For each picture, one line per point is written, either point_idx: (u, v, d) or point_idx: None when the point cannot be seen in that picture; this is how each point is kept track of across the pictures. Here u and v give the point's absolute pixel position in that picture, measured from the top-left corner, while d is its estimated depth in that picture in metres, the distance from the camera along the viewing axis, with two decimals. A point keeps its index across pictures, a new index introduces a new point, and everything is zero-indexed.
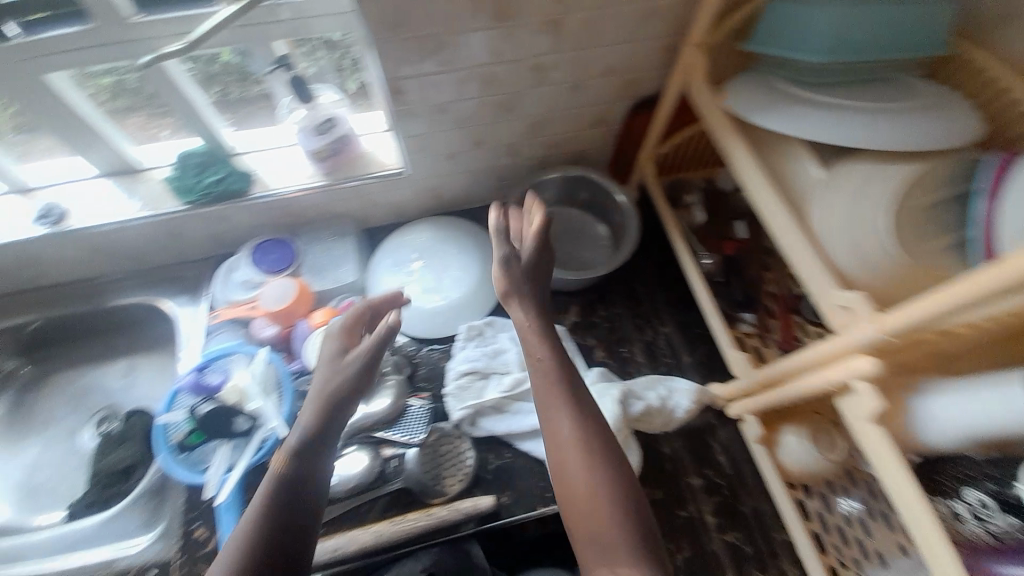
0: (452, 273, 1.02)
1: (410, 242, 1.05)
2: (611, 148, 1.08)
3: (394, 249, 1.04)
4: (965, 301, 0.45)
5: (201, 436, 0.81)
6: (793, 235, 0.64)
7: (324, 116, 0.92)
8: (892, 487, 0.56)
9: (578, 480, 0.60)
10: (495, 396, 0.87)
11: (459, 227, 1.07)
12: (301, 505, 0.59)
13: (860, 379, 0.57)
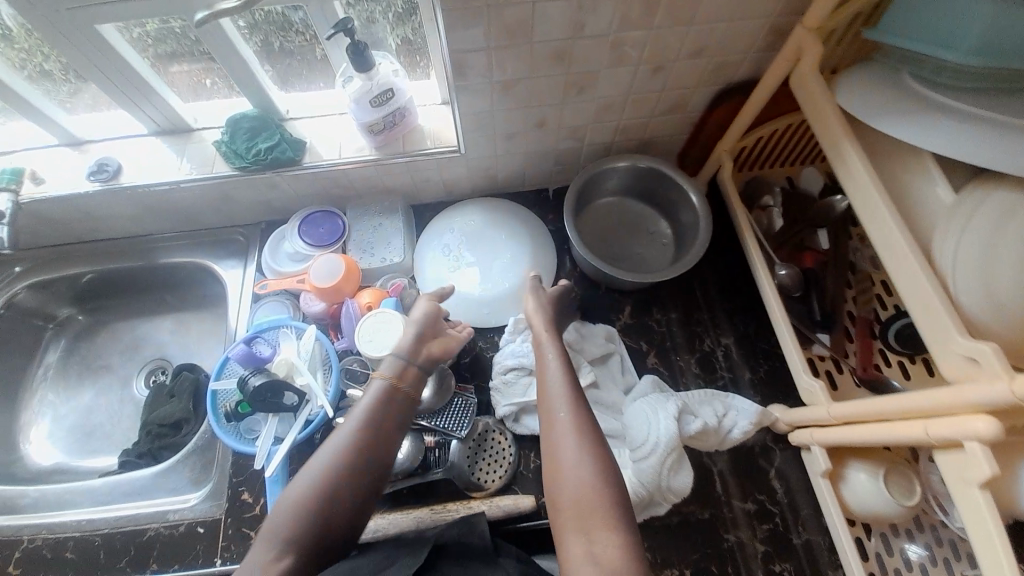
0: (503, 261, 0.97)
1: (461, 224, 1.00)
2: (683, 138, 0.98)
3: (446, 230, 1.00)
4: (989, 399, 0.48)
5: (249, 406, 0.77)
6: (911, 265, 0.56)
7: (384, 85, 0.83)
8: (987, 560, 0.50)
9: (573, 477, 0.63)
10: None
11: (513, 211, 1.01)
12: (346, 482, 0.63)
13: (974, 440, 0.50)
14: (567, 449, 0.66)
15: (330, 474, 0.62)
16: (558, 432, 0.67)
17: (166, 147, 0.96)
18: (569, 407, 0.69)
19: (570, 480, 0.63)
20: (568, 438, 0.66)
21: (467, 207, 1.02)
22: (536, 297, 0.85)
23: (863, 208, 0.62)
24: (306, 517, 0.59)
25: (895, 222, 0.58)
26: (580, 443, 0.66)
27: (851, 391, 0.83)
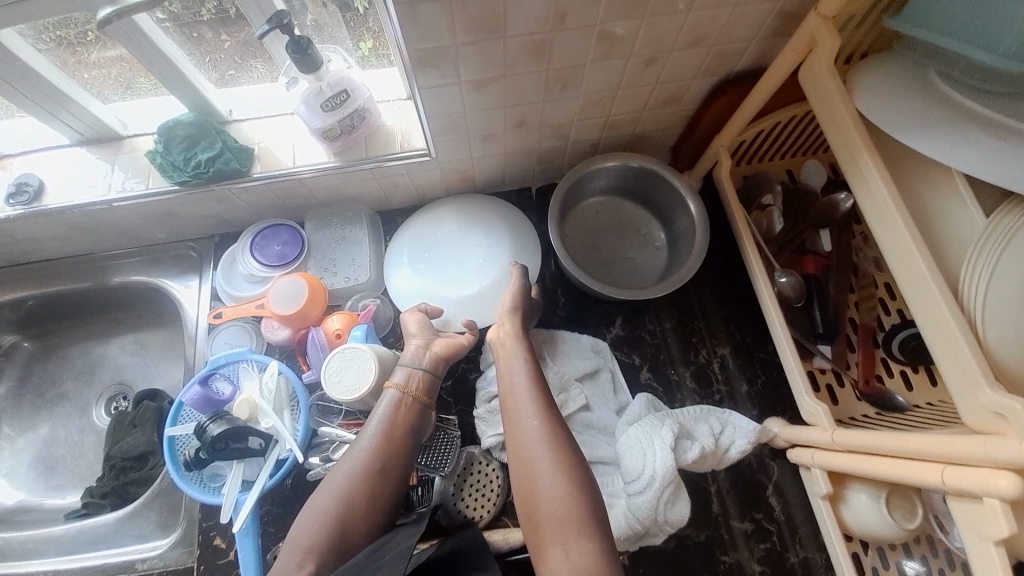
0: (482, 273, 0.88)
1: (435, 232, 0.90)
2: (678, 131, 0.89)
3: (421, 240, 0.90)
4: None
5: (208, 454, 0.70)
6: (934, 301, 0.50)
7: (338, 88, 0.74)
8: None
9: (547, 487, 0.60)
10: None
11: (493, 214, 0.91)
12: (354, 509, 0.62)
13: (997, 498, 0.46)
14: (538, 457, 0.62)
15: (348, 494, 0.62)
16: (527, 441, 0.64)
17: (91, 157, 0.85)
18: (538, 414, 0.66)
19: (543, 491, 0.60)
20: (537, 445, 0.63)
21: (440, 213, 0.92)
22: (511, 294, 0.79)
23: (880, 234, 0.55)
24: (324, 540, 0.59)
25: (921, 256, 0.51)
26: (551, 451, 0.63)
27: (852, 406, 0.79)
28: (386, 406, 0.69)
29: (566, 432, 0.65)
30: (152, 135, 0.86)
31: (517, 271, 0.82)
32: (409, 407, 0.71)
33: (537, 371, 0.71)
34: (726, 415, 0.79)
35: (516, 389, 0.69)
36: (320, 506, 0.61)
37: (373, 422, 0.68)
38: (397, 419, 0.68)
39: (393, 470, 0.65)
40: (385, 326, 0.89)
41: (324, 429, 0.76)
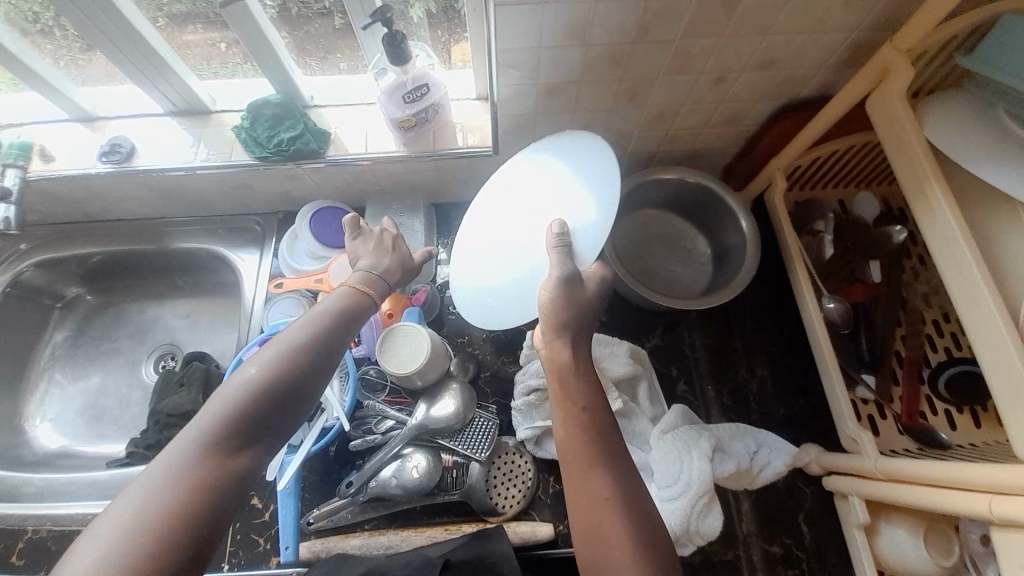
0: (529, 245, 0.70)
1: (474, 224, 0.78)
2: (734, 151, 0.91)
3: (459, 238, 0.79)
4: None
5: None
6: (999, 328, 0.51)
7: (419, 81, 0.78)
8: None
9: None
10: None
11: (539, 177, 0.72)
12: (280, 382, 0.56)
13: None
14: (612, 552, 0.53)
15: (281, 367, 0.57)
16: (597, 521, 0.55)
17: (180, 128, 0.91)
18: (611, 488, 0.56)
19: None
20: (610, 529, 0.54)
21: (481, 196, 0.78)
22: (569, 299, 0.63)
23: (945, 263, 0.56)
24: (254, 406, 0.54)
25: (987, 285, 0.52)
26: (629, 541, 0.53)
27: (892, 438, 0.77)
28: (341, 296, 0.66)
29: (642, 509, 0.56)
30: (238, 113, 0.92)
31: (554, 237, 0.63)
32: (357, 304, 0.67)
33: (604, 424, 0.60)
34: (764, 435, 0.79)
35: (579, 452, 0.58)
36: (173, 475, 0.49)
37: (325, 305, 0.65)
38: (345, 307, 0.65)
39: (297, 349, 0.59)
40: (433, 314, 0.92)
41: (370, 403, 0.81)
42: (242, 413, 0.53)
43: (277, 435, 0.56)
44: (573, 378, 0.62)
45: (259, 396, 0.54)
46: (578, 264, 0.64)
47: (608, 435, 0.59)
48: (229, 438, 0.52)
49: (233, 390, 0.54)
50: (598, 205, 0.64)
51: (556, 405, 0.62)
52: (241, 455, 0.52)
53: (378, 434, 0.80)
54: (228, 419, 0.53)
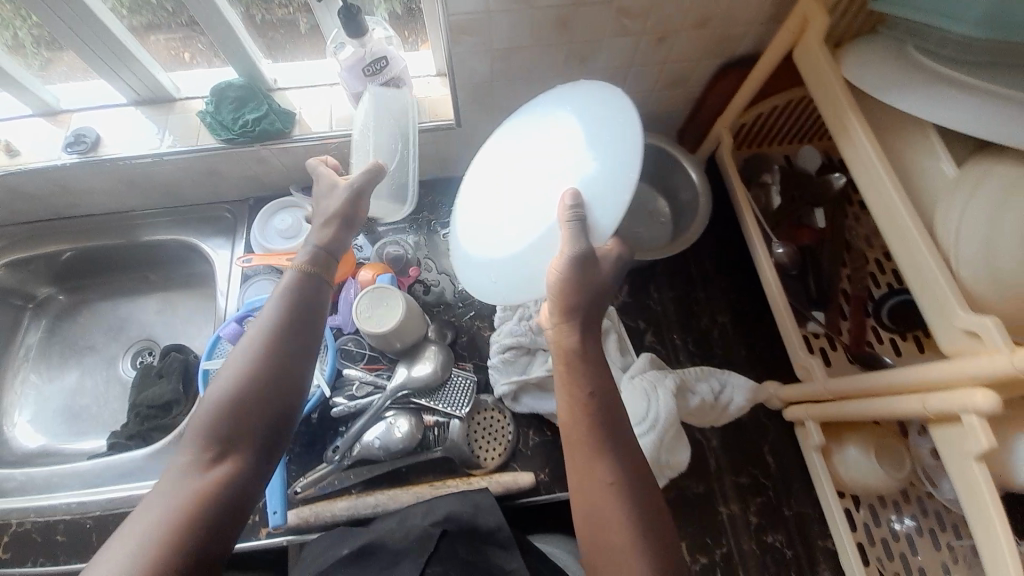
0: (542, 213, 0.68)
1: (487, 190, 0.77)
2: (685, 114, 0.97)
3: (473, 206, 0.79)
4: (1000, 373, 0.49)
5: None
6: (914, 237, 0.56)
7: (377, 55, 0.80)
8: (978, 530, 0.53)
9: None
10: (542, 373, 0.83)
11: (553, 143, 0.71)
12: (256, 385, 0.53)
13: (972, 414, 0.52)
14: (619, 542, 0.52)
15: (248, 371, 0.53)
16: (602, 514, 0.53)
17: (145, 117, 0.92)
18: (617, 475, 0.54)
19: None
20: (616, 518, 0.52)
21: (496, 163, 0.78)
22: (586, 274, 0.60)
23: (867, 187, 0.62)
24: (230, 416, 0.51)
25: (900, 200, 0.57)
26: (637, 532, 0.52)
27: (843, 367, 0.82)
28: (286, 285, 0.59)
29: (645, 490, 0.55)
30: (203, 99, 0.94)
31: (567, 208, 0.61)
32: (311, 287, 0.61)
33: (610, 411, 0.58)
34: (728, 375, 0.83)
35: (582, 441, 0.57)
36: (168, 494, 0.47)
37: (272, 298, 0.58)
38: (300, 293, 0.59)
39: (263, 350, 0.54)
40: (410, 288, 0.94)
41: (349, 372, 0.84)
42: (215, 421, 0.51)
43: (266, 436, 0.53)
44: (581, 365, 0.60)
45: (233, 406, 0.52)
46: (595, 241, 0.63)
47: (615, 420, 0.58)
48: (209, 450, 0.50)
49: (208, 405, 0.52)
50: (612, 176, 0.62)
51: (561, 389, 0.60)
52: (227, 461, 0.50)
53: (357, 399, 0.82)
54: (207, 429, 0.50)
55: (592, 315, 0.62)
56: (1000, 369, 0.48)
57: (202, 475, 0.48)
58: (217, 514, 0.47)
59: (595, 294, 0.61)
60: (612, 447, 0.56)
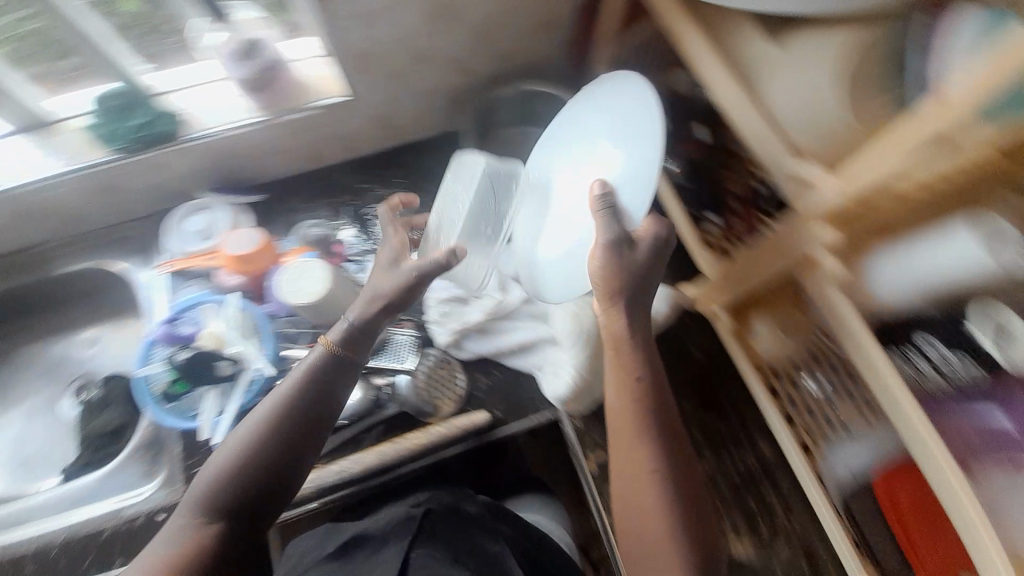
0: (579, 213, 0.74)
1: (559, 192, 0.79)
2: (564, 59, 1.04)
3: (538, 208, 0.81)
4: (839, 203, 0.53)
5: (185, 386, 0.79)
6: (748, 109, 0.62)
7: (251, 41, 0.89)
8: (854, 352, 0.58)
9: (648, 528, 0.61)
10: (479, 317, 0.87)
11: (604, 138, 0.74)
12: (261, 461, 0.61)
13: (823, 247, 0.57)
14: (645, 498, 0.63)
15: (254, 448, 0.61)
16: (635, 476, 0.64)
17: (33, 144, 0.92)
18: (657, 443, 0.64)
19: (641, 529, 0.62)
20: (651, 483, 0.63)
21: (562, 162, 0.80)
22: (607, 257, 0.64)
23: (708, 76, 0.65)
24: (233, 484, 0.60)
25: (732, 83, 0.64)
26: (665, 494, 0.62)
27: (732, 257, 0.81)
28: (312, 361, 0.66)
29: (677, 457, 0.65)
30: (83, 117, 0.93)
31: (595, 198, 0.65)
32: (335, 366, 0.67)
33: (660, 382, 0.68)
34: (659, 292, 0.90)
35: (627, 404, 0.67)
36: (174, 543, 0.58)
37: (296, 373, 0.66)
38: (323, 374, 0.66)
39: (271, 430, 0.62)
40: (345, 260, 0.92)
41: (291, 352, 0.81)
42: (218, 487, 0.60)
43: (261, 506, 0.61)
44: (626, 343, 0.68)
45: (235, 475, 0.60)
46: (630, 227, 0.66)
47: (659, 390, 0.68)
48: (214, 503, 0.59)
49: (215, 471, 0.61)
50: (636, 166, 0.66)
51: (612, 363, 0.69)
52: (215, 523, 0.59)
53: None
54: (208, 495, 0.60)
55: (643, 290, 0.68)
56: (837, 199, 0.52)
57: (203, 534, 0.58)
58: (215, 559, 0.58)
59: (642, 274, 0.66)
60: (652, 412, 0.66)
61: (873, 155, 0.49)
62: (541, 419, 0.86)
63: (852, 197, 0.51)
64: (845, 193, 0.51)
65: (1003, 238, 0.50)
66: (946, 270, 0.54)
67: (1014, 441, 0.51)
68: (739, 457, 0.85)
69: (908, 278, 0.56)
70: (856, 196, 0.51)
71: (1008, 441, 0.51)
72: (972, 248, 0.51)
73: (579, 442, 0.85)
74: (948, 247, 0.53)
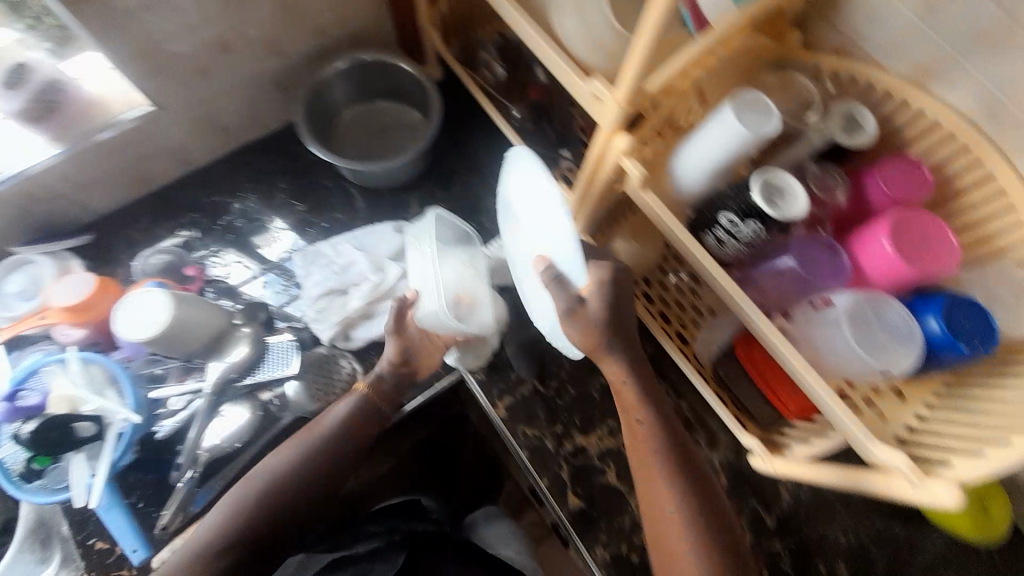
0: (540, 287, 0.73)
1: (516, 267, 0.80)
2: (385, 22, 1.01)
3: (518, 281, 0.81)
4: (620, 110, 0.61)
5: (47, 458, 0.72)
6: (538, 41, 0.67)
7: (11, 64, 0.76)
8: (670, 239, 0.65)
9: (666, 516, 0.65)
10: (359, 304, 0.86)
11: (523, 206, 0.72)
12: (274, 503, 0.65)
13: (625, 156, 0.64)
14: (655, 487, 0.66)
15: (266, 487, 0.66)
16: (642, 468, 0.68)
17: None
18: (660, 442, 0.68)
19: (663, 521, 0.65)
20: (659, 470, 0.66)
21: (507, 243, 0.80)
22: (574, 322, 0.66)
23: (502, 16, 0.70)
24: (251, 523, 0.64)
25: (520, 19, 0.68)
26: (671, 485, 0.65)
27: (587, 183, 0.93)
28: (349, 406, 0.73)
29: (686, 458, 0.67)
30: None
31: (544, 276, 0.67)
32: (370, 412, 0.74)
33: (659, 395, 0.71)
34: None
35: (627, 407, 0.71)
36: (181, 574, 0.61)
37: (331, 416, 0.72)
38: (354, 419, 0.72)
39: (289, 474, 0.67)
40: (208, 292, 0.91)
41: (158, 393, 0.80)
42: (227, 525, 0.63)
43: (267, 545, 0.65)
44: (603, 347, 0.69)
45: (245, 514, 0.64)
46: (576, 286, 0.67)
47: (662, 402, 0.70)
48: (235, 530, 0.63)
49: (225, 512, 0.64)
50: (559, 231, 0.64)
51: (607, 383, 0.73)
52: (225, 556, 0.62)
53: (178, 410, 0.80)
54: (219, 534, 0.63)
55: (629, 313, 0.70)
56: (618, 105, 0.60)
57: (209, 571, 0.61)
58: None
59: (624, 295, 0.68)
60: (649, 415, 0.69)
61: (630, 61, 0.56)
62: (445, 381, 0.88)
63: (626, 101, 0.59)
64: (620, 99, 0.59)
65: (761, 111, 0.60)
66: (719, 147, 0.62)
67: (806, 276, 0.61)
68: None
69: (695, 156, 0.65)
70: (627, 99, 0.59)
71: (804, 278, 0.62)
72: (730, 122, 0.60)
73: (486, 392, 0.86)
74: (717, 128, 0.62)
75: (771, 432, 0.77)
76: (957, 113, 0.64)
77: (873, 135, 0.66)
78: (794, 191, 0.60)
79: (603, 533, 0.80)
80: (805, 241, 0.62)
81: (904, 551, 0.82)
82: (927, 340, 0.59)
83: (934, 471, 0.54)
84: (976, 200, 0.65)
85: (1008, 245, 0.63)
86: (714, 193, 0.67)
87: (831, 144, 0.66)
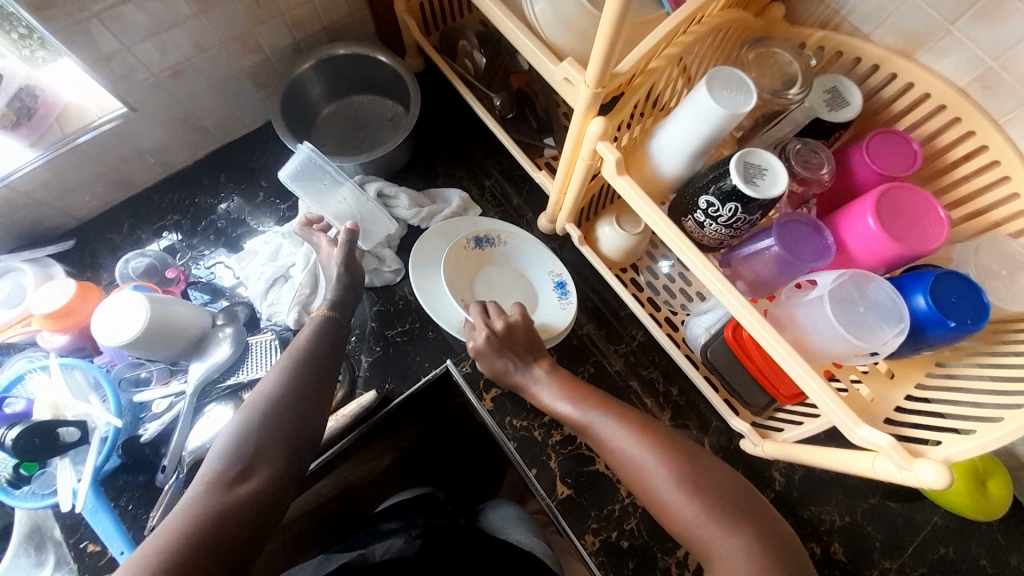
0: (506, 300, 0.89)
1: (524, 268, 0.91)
2: (364, 14, 0.99)
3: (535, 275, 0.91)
4: (592, 94, 0.58)
5: (33, 466, 0.70)
6: (509, 25, 0.64)
7: None
8: (651, 225, 0.62)
9: (658, 478, 0.60)
10: (303, 276, 0.86)
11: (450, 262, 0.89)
12: (276, 417, 0.60)
13: (598, 141, 0.62)
14: (628, 453, 0.63)
15: (269, 402, 0.61)
16: (607, 441, 0.66)
17: None
18: (606, 414, 0.68)
19: (658, 485, 0.60)
20: (623, 438, 0.64)
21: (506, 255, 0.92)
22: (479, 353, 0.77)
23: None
24: (263, 441, 0.58)
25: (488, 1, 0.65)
26: (643, 445, 0.63)
27: None
28: (310, 330, 0.72)
29: (641, 419, 0.67)
30: None
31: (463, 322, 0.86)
32: (334, 343, 0.72)
33: (570, 383, 0.74)
34: (432, 189, 1.00)
35: (545, 398, 0.73)
36: (193, 507, 0.52)
37: (298, 342, 0.70)
38: (325, 343, 0.71)
39: (290, 390, 0.63)
40: (195, 293, 0.91)
41: (144, 396, 0.80)
42: (236, 450, 0.57)
43: (284, 459, 0.58)
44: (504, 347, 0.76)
45: (252, 431, 0.58)
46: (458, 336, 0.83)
47: (579, 386, 0.73)
48: (238, 464, 0.55)
49: (230, 433, 0.59)
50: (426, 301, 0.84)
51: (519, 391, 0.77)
52: (243, 482, 0.55)
53: (163, 413, 0.80)
54: (230, 452, 0.56)
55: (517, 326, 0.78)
56: (590, 89, 0.58)
57: (219, 500, 0.53)
58: (254, 524, 0.53)
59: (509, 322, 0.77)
60: (573, 404, 0.71)
61: (595, 44, 0.53)
62: (433, 374, 0.87)
63: (598, 84, 0.57)
64: (591, 83, 0.57)
65: (737, 87, 0.58)
66: (695, 127, 0.60)
67: (788, 257, 0.60)
68: (620, 352, 0.91)
69: (671, 138, 0.63)
70: (598, 83, 0.57)
71: (787, 259, 0.60)
72: (705, 100, 0.58)
73: (474, 384, 0.88)
74: (692, 108, 0.59)
75: (764, 415, 0.76)
76: (948, 84, 0.62)
77: (857, 108, 0.63)
78: (774, 169, 0.57)
79: (593, 521, 0.81)
80: (788, 222, 0.61)
81: (898, 531, 0.81)
82: (912, 317, 0.56)
83: (920, 451, 0.52)
84: (968, 174, 0.63)
85: (1001, 219, 0.61)
86: (695, 174, 0.65)
87: (814, 120, 0.63)
